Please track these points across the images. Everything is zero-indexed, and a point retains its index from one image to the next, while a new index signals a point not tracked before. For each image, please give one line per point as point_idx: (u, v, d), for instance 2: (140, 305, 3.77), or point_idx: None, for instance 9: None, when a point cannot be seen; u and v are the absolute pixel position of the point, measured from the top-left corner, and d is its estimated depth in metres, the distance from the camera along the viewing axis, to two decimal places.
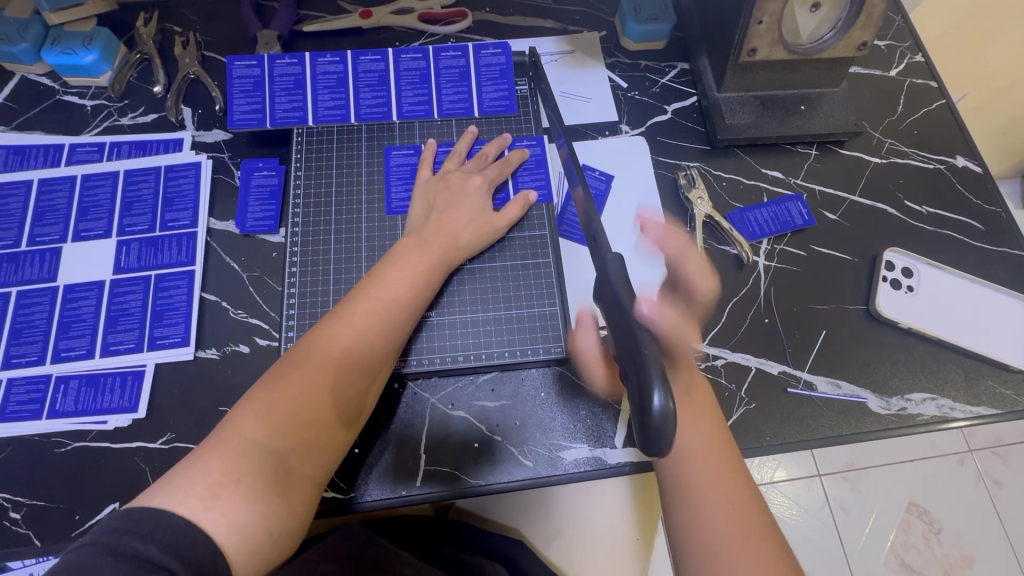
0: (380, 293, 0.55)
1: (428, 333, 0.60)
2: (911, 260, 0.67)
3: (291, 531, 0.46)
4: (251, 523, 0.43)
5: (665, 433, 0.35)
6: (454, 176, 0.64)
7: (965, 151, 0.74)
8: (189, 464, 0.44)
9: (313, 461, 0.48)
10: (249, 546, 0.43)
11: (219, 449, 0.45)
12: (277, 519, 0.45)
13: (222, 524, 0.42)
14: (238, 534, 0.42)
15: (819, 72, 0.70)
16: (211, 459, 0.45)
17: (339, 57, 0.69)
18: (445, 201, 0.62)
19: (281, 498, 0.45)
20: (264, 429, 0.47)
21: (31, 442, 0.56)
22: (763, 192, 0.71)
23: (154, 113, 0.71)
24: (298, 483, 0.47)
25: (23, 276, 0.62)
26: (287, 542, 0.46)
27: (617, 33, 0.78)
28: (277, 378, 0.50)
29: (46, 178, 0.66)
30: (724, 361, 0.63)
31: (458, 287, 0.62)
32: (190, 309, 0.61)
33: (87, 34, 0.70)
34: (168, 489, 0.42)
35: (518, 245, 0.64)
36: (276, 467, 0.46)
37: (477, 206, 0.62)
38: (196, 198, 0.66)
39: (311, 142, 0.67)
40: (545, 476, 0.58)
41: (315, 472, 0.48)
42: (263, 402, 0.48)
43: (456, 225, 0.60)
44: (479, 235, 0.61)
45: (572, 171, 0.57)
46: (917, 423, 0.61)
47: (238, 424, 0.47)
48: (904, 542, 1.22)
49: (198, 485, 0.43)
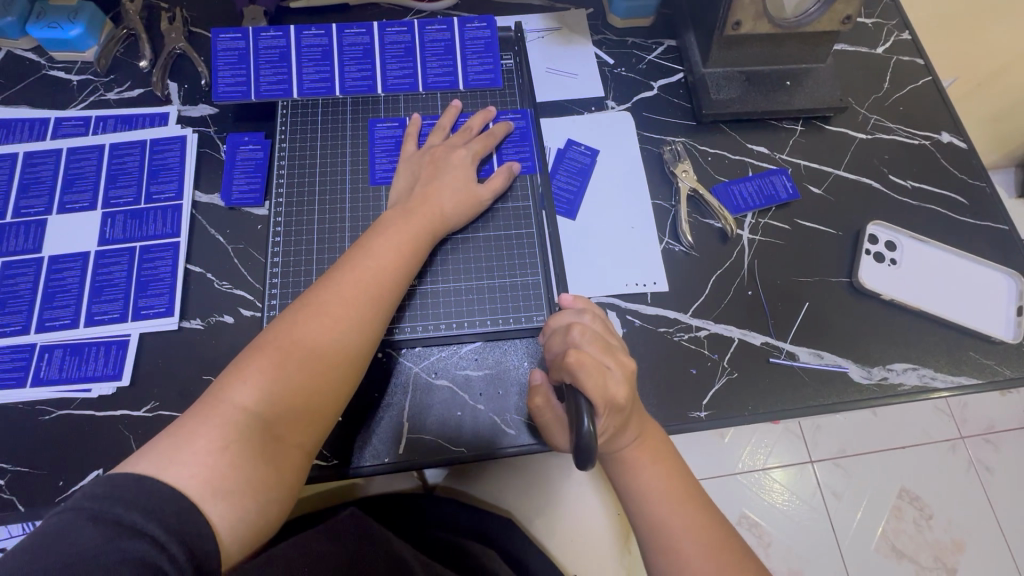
0: (367, 262, 0.55)
1: (414, 304, 0.61)
2: (894, 233, 0.68)
3: (280, 498, 0.46)
4: (239, 490, 0.43)
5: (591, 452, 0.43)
6: (438, 149, 0.64)
7: (950, 127, 0.74)
8: (175, 431, 0.44)
9: (301, 429, 0.48)
10: (237, 512, 0.42)
11: (206, 417, 0.45)
12: (264, 485, 0.45)
13: (209, 491, 0.42)
14: (225, 501, 0.42)
15: (804, 47, 0.70)
16: (197, 426, 0.44)
17: (324, 31, 0.69)
18: (430, 173, 0.62)
19: (268, 464, 0.45)
20: (252, 396, 0.47)
21: (15, 409, 0.57)
22: (748, 167, 0.71)
23: (140, 88, 0.71)
24: (286, 451, 0.47)
25: (8, 247, 0.62)
26: (277, 509, 0.46)
27: (605, 11, 0.79)
28: (265, 347, 0.50)
29: (32, 151, 0.66)
30: (707, 332, 0.63)
31: (443, 259, 0.63)
32: (174, 280, 0.61)
33: (72, 8, 0.70)
34: (153, 456, 0.42)
35: (502, 217, 0.65)
36: (264, 434, 0.46)
37: (463, 178, 0.62)
38: (181, 171, 0.66)
39: (296, 115, 0.68)
40: (529, 444, 0.58)
41: (304, 440, 0.49)
42: (249, 369, 0.48)
43: (442, 196, 0.60)
44: (465, 206, 0.61)
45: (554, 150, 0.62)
46: (898, 392, 0.62)
47: (224, 390, 0.46)
48: (895, 527, 1.23)
49: (185, 452, 0.43)
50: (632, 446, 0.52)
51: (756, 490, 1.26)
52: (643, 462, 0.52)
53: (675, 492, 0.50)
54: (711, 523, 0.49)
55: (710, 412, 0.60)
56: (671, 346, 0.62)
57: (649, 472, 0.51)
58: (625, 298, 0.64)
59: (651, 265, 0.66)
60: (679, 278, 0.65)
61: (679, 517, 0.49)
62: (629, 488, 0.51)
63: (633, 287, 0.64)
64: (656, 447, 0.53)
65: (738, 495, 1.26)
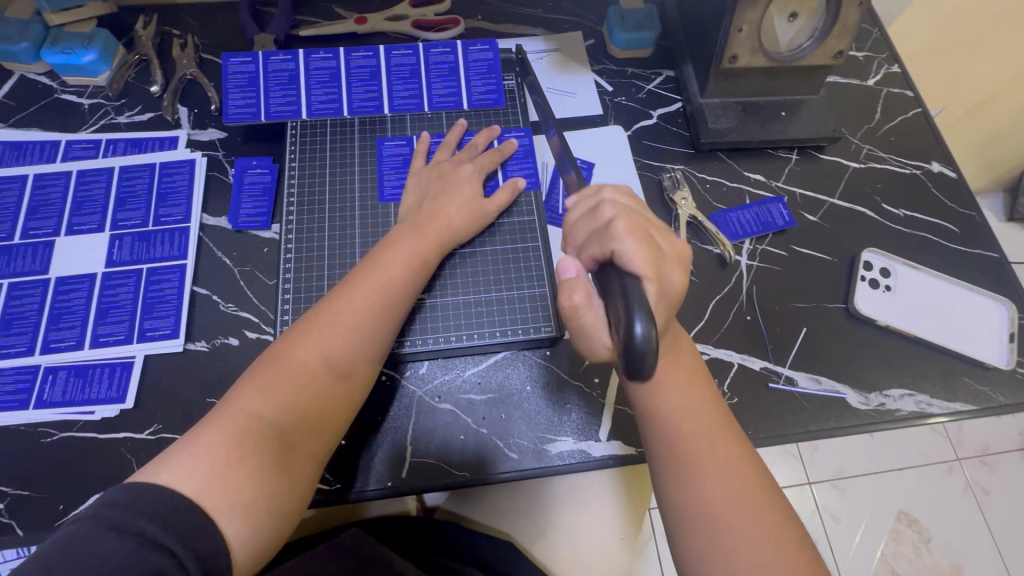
0: (376, 272, 0.55)
1: (423, 316, 0.61)
2: (889, 260, 0.69)
3: (293, 510, 0.46)
4: (253, 505, 0.43)
5: (646, 358, 0.39)
6: (445, 165, 0.65)
7: (940, 158, 0.77)
8: (191, 442, 0.44)
9: (314, 438, 0.48)
10: (251, 526, 0.42)
11: (218, 428, 0.45)
12: (278, 498, 0.45)
13: (225, 505, 0.42)
14: (240, 516, 0.42)
15: (797, 80, 0.72)
16: (213, 436, 0.44)
17: (332, 54, 0.71)
18: (438, 187, 0.63)
19: (282, 475, 0.45)
20: (265, 406, 0.47)
21: (17, 431, 0.56)
22: (745, 195, 0.73)
23: (150, 112, 0.72)
24: (301, 461, 0.47)
25: (15, 267, 0.62)
26: (289, 522, 0.46)
27: (605, 41, 0.81)
28: (276, 356, 0.50)
29: (42, 173, 0.67)
30: (707, 357, 0.64)
31: (451, 272, 0.64)
32: (181, 302, 0.62)
33: (87, 35, 0.72)
34: (169, 468, 0.42)
35: (507, 231, 0.66)
36: (278, 443, 0.46)
37: (470, 192, 0.63)
38: (189, 194, 0.67)
39: (305, 135, 0.69)
40: (531, 469, 0.58)
41: (317, 450, 0.49)
42: (265, 377, 0.48)
43: (449, 209, 0.61)
44: (471, 219, 0.63)
45: (561, 159, 0.65)
46: (895, 418, 0.62)
47: (239, 399, 0.47)
48: (894, 550, 1.22)
49: (198, 463, 0.43)
50: (661, 364, 0.52)
51: None
52: (671, 381, 0.52)
53: (703, 418, 0.50)
54: (783, 524, 0.46)
55: None
56: None
57: (678, 393, 0.51)
58: None
59: None
60: (680, 303, 0.66)
61: (704, 446, 0.49)
62: (656, 410, 0.51)
63: None
64: (727, 434, 0.50)
65: None
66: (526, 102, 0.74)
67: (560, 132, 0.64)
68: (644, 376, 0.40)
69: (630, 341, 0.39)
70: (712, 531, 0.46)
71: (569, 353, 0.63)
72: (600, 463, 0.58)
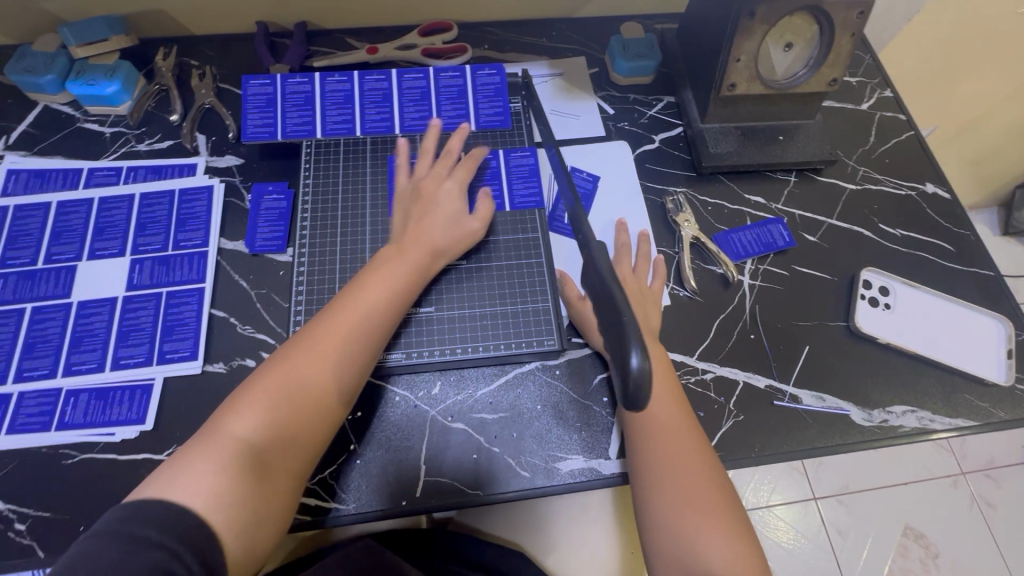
0: (361, 295, 0.57)
1: (422, 332, 0.63)
2: (887, 279, 0.71)
3: (276, 516, 0.49)
4: (235, 513, 0.46)
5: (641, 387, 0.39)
6: (427, 184, 0.67)
7: (934, 178, 0.79)
8: (180, 457, 0.48)
9: (294, 453, 0.51)
10: (234, 532, 0.46)
11: (207, 445, 0.48)
12: (260, 505, 0.47)
13: (209, 509, 0.45)
14: (223, 522, 0.45)
15: (795, 106, 0.75)
16: (198, 453, 0.48)
17: (346, 77, 0.74)
18: (421, 209, 0.65)
19: (262, 485, 0.48)
20: (247, 423, 0.50)
21: (38, 453, 0.57)
22: (747, 216, 0.75)
23: (170, 140, 0.75)
24: (279, 474, 0.50)
25: (39, 291, 0.64)
26: (273, 529, 0.49)
27: (608, 70, 0.84)
28: (263, 377, 0.52)
29: (64, 200, 0.69)
30: (713, 375, 0.65)
31: (446, 288, 0.65)
32: (199, 325, 0.63)
33: (110, 66, 0.75)
34: (156, 482, 0.46)
35: (504, 249, 0.68)
36: (257, 459, 0.49)
37: (452, 211, 0.65)
38: (207, 220, 0.69)
39: (319, 154, 0.72)
40: (542, 486, 0.59)
41: (295, 465, 0.51)
42: (248, 399, 0.51)
43: (433, 231, 0.63)
44: (457, 240, 0.64)
45: (562, 178, 0.64)
46: (898, 434, 0.64)
47: (224, 419, 0.50)
48: (902, 566, 1.22)
49: (186, 474, 0.46)
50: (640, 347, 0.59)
51: (761, 528, 1.25)
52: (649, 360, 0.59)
53: (672, 393, 0.58)
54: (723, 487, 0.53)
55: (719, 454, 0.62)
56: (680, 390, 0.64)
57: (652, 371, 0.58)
58: None
59: None
60: (684, 322, 0.68)
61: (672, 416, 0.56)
62: None
63: None
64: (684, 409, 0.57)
65: None
66: (532, 125, 0.76)
67: (560, 153, 0.65)
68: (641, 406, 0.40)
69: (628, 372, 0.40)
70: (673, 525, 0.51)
71: (573, 370, 0.64)
72: (607, 481, 0.60)
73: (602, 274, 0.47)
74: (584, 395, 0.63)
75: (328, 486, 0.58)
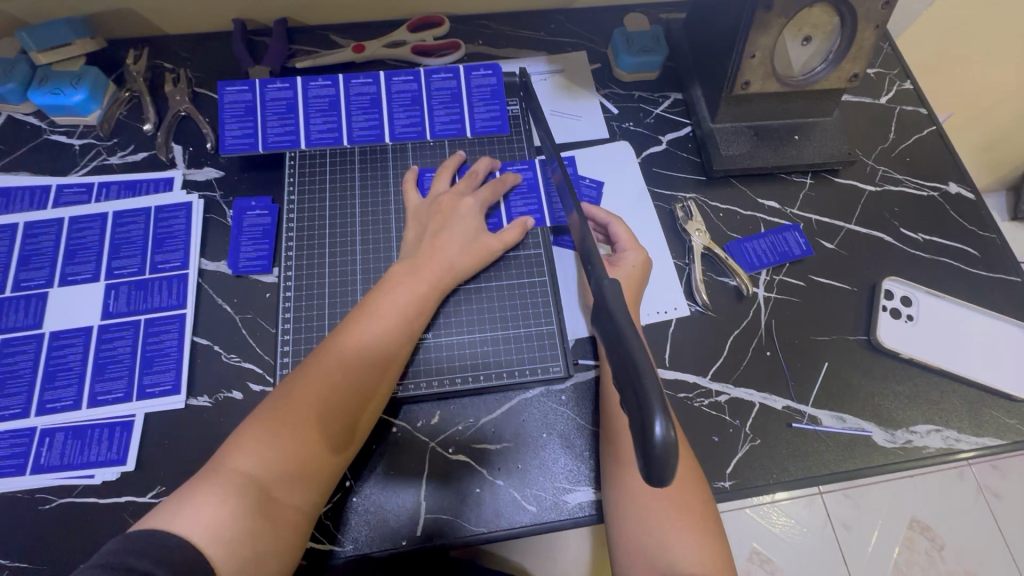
0: (370, 320, 0.54)
1: (427, 358, 0.60)
2: (910, 289, 0.67)
3: (280, 554, 0.45)
4: (238, 540, 0.43)
5: (668, 463, 0.34)
6: (445, 199, 0.62)
7: (957, 177, 0.75)
8: (182, 490, 0.45)
9: (299, 489, 0.47)
10: (236, 560, 0.42)
11: (209, 478, 0.45)
12: (261, 538, 0.44)
13: (210, 538, 0.42)
14: (225, 549, 0.42)
15: (812, 103, 0.70)
16: (201, 484, 0.45)
17: (331, 81, 0.69)
18: (437, 224, 0.61)
19: (264, 520, 0.44)
20: (250, 456, 0.46)
21: (13, 499, 0.54)
22: (761, 222, 0.71)
23: (144, 152, 0.70)
24: (282, 509, 0.46)
25: (7, 323, 0.60)
26: (275, 566, 0.44)
27: (611, 65, 0.79)
28: (270, 407, 0.49)
29: (32, 221, 0.65)
30: (727, 397, 0.62)
31: (454, 309, 0.62)
32: (181, 355, 0.60)
33: (76, 73, 0.69)
34: (158, 515, 0.43)
35: (514, 266, 0.64)
36: (259, 493, 0.45)
37: (472, 228, 0.61)
38: (186, 239, 0.65)
39: (304, 167, 0.67)
40: (549, 521, 0.56)
41: (302, 501, 0.47)
42: (252, 432, 0.47)
43: (447, 249, 0.59)
44: (473, 258, 0.60)
45: (566, 195, 0.59)
46: (922, 456, 0.61)
47: (227, 454, 0.46)
48: (907, 559, 1.20)
49: (189, 505, 0.43)
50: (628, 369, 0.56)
51: (763, 522, 1.22)
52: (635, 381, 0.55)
53: None
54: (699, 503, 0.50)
55: (734, 482, 0.59)
56: (692, 414, 0.61)
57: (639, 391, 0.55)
58: (650, 327, 0.65)
59: (667, 293, 0.66)
60: (695, 338, 0.64)
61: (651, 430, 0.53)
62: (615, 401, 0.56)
63: (655, 315, 0.65)
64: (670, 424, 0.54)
65: (747, 529, 1.20)
66: (531, 130, 0.71)
67: (563, 164, 0.59)
68: (664, 485, 0.34)
69: (648, 444, 0.34)
70: (652, 531, 0.49)
71: (580, 395, 0.61)
72: None
73: (613, 311, 0.42)
74: (592, 422, 0.60)
75: (323, 527, 0.54)
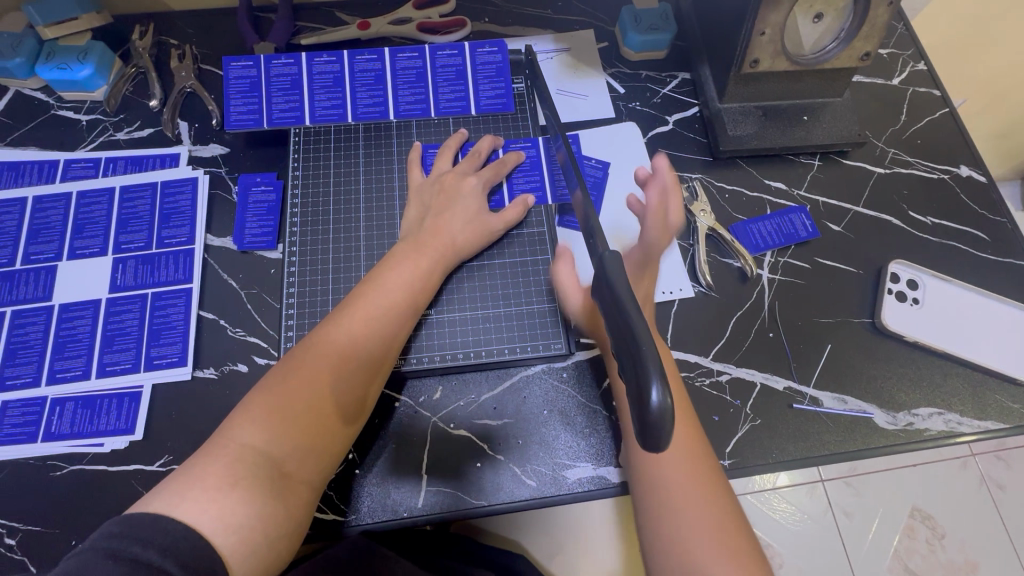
0: (377, 298, 0.54)
1: (429, 333, 0.60)
2: (916, 272, 0.67)
3: (290, 532, 0.46)
4: (249, 525, 0.43)
5: (664, 426, 0.34)
6: (448, 179, 0.62)
7: (969, 160, 0.74)
8: (185, 470, 0.44)
9: (309, 463, 0.48)
10: (247, 546, 0.42)
11: (214, 459, 0.45)
12: (273, 520, 0.44)
13: (219, 526, 0.42)
14: (235, 534, 0.42)
15: (822, 83, 0.69)
16: (207, 464, 0.44)
17: (335, 57, 0.69)
18: (440, 203, 0.61)
19: (276, 501, 0.45)
20: (260, 435, 0.46)
21: (26, 465, 0.55)
22: (766, 204, 0.70)
23: (150, 128, 0.70)
24: (294, 487, 0.46)
25: (18, 294, 0.61)
26: (287, 545, 0.45)
27: (618, 44, 0.77)
28: (276, 383, 0.49)
29: (41, 195, 0.65)
30: (728, 377, 0.62)
31: (457, 286, 0.62)
32: (187, 328, 0.60)
33: (82, 48, 0.69)
34: (161, 496, 0.42)
35: (517, 244, 0.64)
36: (270, 471, 0.45)
37: (474, 206, 0.61)
38: (192, 214, 0.65)
39: (308, 143, 0.67)
40: (549, 495, 0.57)
41: (313, 476, 0.48)
42: (259, 407, 0.47)
43: (451, 226, 0.59)
44: (475, 236, 0.61)
45: (569, 173, 0.59)
46: (923, 438, 0.61)
47: (233, 429, 0.46)
48: (907, 546, 1.20)
49: (193, 489, 0.43)
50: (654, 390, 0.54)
51: (764, 508, 1.22)
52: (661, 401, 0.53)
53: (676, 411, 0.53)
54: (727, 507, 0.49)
55: (734, 461, 0.59)
56: (693, 393, 0.61)
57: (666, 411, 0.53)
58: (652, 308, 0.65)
59: (671, 274, 0.66)
60: (696, 319, 0.64)
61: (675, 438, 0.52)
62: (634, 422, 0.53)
63: (659, 295, 0.65)
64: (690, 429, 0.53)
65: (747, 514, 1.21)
66: (536, 109, 0.71)
67: (566, 142, 0.58)
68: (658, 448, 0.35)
69: (645, 408, 0.34)
70: (687, 533, 0.47)
71: (581, 374, 0.61)
72: (616, 490, 0.57)
73: (614, 287, 0.41)
74: (593, 400, 0.60)
75: (327, 498, 0.56)
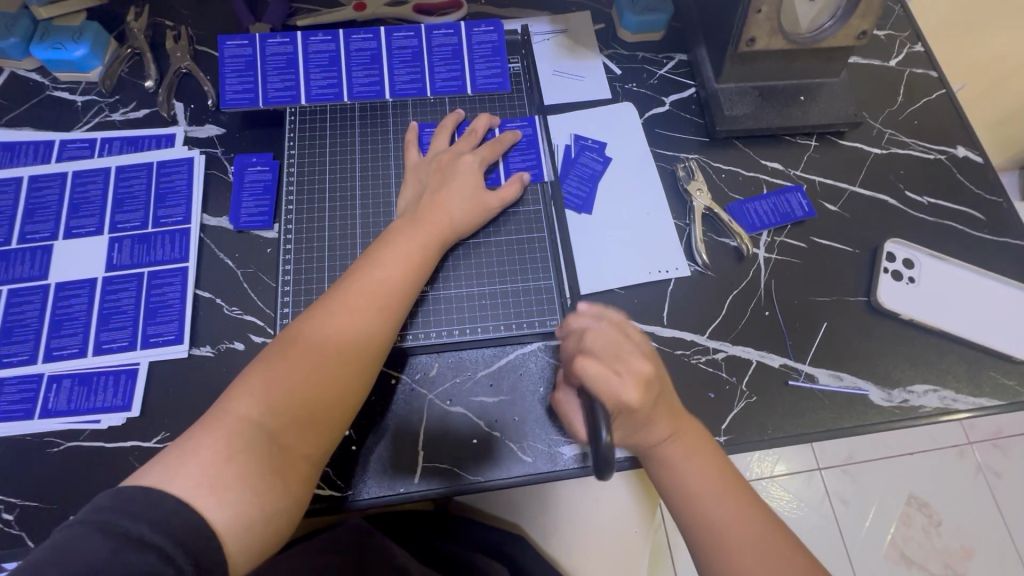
0: (374, 274, 0.54)
1: (426, 311, 0.60)
2: (913, 251, 0.67)
3: (288, 507, 0.46)
4: (244, 500, 0.43)
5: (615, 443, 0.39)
6: (445, 157, 0.62)
7: (965, 141, 0.74)
8: (183, 443, 0.44)
9: (307, 438, 0.48)
10: (241, 522, 0.42)
11: (211, 433, 0.45)
12: (268, 496, 0.44)
13: (213, 501, 0.42)
14: (230, 509, 0.42)
15: (818, 62, 0.69)
16: (203, 438, 0.44)
17: (331, 37, 0.69)
18: (436, 181, 0.61)
19: (273, 476, 0.45)
20: (256, 409, 0.46)
21: (23, 441, 0.56)
22: (763, 183, 0.70)
23: (145, 108, 0.70)
24: (292, 463, 0.47)
25: (13, 273, 0.61)
26: (285, 520, 0.45)
27: (615, 26, 0.77)
28: (273, 358, 0.49)
29: (37, 174, 0.65)
30: (724, 354, 0.62)
31: (453, 265, 0.62)
32: (183, 307, 0.60)
33: (77, 28, 0.69)
34: (156, 471, 0.42)
35: (513, 222, 0.64)
36: (266, 445, 0.45)
37: (471, 184, 0.61)
38: (188, 194, 0.65)
39: (304, 123, 0.67)
40: (545, 471, 0.57)
41: (311, 451, 0.48)
42: (256, 381, 0.48)
43: (448, 203, 0.59)
44: (472, 214, 0.61)
45: None
46: (918, 415, 0.61)
47: (230, 402, 0.47)
48: (903, 534, 1.21)
49: (188, 464, 0.43)
50: (667, 441, 0.52)
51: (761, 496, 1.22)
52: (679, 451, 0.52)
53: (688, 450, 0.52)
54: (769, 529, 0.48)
55: (730, 437, 0.59)
56: (689, 370, 0.61)
57: (686, 465, 0.51)
58: (648, 286, 0.65)
59: (668, 252, 0.66)
60: (692, 298, 0.64)
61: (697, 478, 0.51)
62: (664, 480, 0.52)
63: (655, 274, 0.65)
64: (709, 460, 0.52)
65: None
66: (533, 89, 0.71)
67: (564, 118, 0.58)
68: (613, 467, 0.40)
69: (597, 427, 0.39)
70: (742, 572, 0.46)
71: None
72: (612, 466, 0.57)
73: None
74: None
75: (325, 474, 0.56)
